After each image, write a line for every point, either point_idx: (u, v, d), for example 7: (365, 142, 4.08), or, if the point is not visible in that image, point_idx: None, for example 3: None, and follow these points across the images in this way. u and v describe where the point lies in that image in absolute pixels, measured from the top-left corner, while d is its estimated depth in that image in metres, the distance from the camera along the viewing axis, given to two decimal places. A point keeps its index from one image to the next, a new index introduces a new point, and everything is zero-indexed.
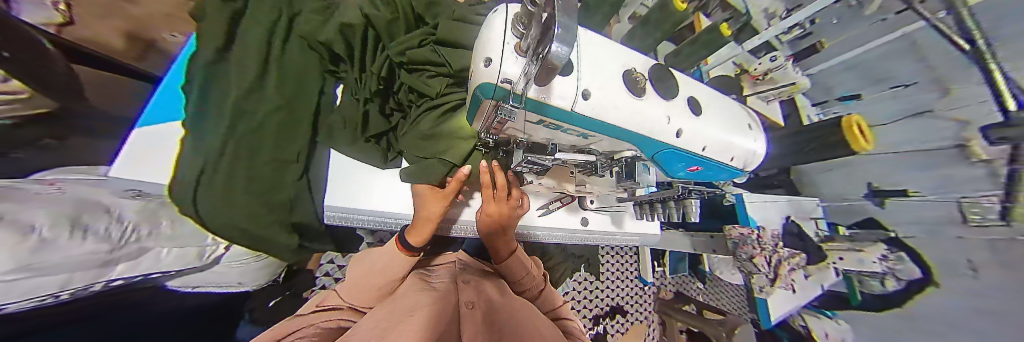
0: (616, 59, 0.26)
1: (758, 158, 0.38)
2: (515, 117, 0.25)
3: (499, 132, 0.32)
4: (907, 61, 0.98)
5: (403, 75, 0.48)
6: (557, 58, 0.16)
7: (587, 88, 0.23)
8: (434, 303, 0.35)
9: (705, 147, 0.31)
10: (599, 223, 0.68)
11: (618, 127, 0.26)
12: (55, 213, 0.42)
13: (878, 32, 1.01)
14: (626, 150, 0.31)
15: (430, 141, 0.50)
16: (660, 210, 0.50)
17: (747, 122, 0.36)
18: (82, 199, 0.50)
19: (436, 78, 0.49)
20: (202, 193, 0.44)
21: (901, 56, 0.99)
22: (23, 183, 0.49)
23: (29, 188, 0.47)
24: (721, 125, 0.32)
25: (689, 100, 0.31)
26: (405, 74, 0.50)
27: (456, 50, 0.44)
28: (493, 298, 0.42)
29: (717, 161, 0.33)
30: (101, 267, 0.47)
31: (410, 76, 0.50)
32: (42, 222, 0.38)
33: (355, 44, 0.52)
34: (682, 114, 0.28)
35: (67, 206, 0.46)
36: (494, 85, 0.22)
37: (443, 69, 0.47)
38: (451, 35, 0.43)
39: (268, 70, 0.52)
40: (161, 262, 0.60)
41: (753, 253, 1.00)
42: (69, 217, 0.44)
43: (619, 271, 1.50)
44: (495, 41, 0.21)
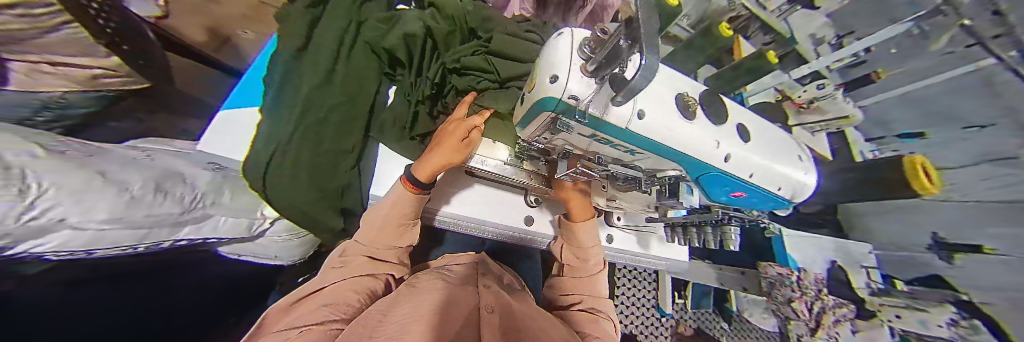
0: (670, 84, 0.27)
1: (807, 191, 0.36)
2: (569, 128, 0.27)
3: (547, 141, 0.33)
4: (978, 100, 0.76)
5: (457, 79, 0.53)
6: (633, 85, 0.17)
7: (643, 109, 0.24)
8: (448, 306, 0.36)
9: (754, 173, 0.30)
10: (626, 242, 0.67)
11: (668, 148, 0.26)
12: (146, 176, 0.53)
13: (946, 65, 0.77)
14: (669, 169, 0.31)
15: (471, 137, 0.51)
16: (695, 234, 0.49)
17: (798, 153, 0.35)
18: (167, 168, 0.59)
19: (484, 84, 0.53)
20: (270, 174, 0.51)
21: (972, 94, 0.77)
22: (122, 149, 0.59)
23: (126, 154, 0.56)
24: (770, 154, 0.31)
25: (739, 126, 0.30)
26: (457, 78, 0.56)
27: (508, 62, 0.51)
28: (507, 300, 0.43)
29: (764, 189, 0.33)
30: (172, 227, 0.56)
31: (462, 81, 0.54)
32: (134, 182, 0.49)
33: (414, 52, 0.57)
34: (734, 140, 0.28)
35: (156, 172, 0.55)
36: (558, 99, 0.23)
37: (492, 76, 0.52)
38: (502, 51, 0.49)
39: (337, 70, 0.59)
40: (219, 230, 0.67)
41: (792, 296, 0.90)
42: (155, 181, 0.54)
43: (635, 296, 1.40)
44: (562, 59, 0.23)
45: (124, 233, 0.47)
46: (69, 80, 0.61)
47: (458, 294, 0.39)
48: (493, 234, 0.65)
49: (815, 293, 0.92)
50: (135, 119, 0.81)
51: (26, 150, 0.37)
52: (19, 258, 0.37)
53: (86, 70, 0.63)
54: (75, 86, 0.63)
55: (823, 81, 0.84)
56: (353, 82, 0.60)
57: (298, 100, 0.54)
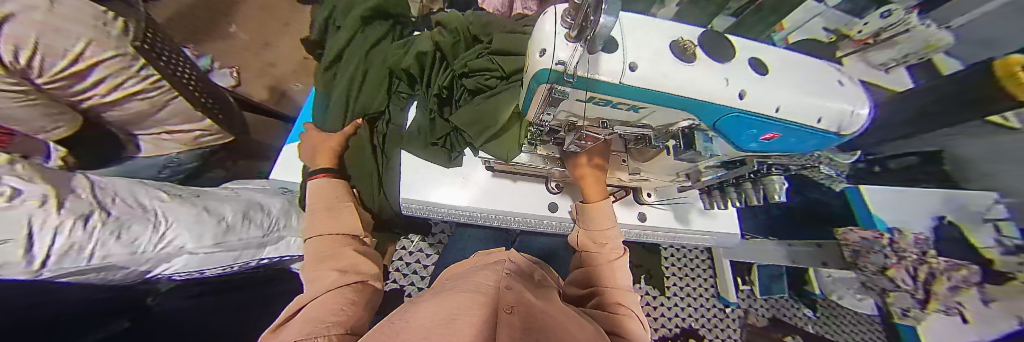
0: (662, 33, 0.27)
1: (861, 120, 0.31)
2: (567, 96, 0.29)
3: (552, 116, 0.35)
4: None
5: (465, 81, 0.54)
6: (601, 32, 0.18)
7: (634, 61, 0.25)
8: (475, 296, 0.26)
9: (779, 107, 0.27)
10: (662, 219, 0.62)
11: (670, 94, 0.26)
12: (239, 208, 0.68)
13: None
14: (681, 120, 0.30)
15: (476, 127, 0.51)
16: (734, 196, 0.45)
17: (836, 79, 0.31)
18: (249, 200, 0.74)
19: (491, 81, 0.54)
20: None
21: None
22: (218, 189, 0.75)
23: (220, 192, 0.73)
24: (797, 84, 0.28)
25: (751, 61, 0.28)
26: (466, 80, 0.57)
27: (510, 57, 0.51)
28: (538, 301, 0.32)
29: (799, 123, 0.29)
30: (258, 248, 0.71)
31: (470, 82, 0.55)
32: (226, 214, 0.63)
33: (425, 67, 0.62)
34: (742, 75, 0.27)
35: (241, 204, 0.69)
36: (548, 69, 0.26)
37: (497, 73, 0.53)
38: (507, 47, 0.52)
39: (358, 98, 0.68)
40: (290, 249, 0.82)
41: (883, 262, 0.78)
42: (245, 212, 0.68)
43: (689, 286, 1.27)
44: (548, 33, 0.25)
45: (224, 253, 0.62)
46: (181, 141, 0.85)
47: (468, 280, 0.34)
48: (518, 224, 0.65)
49: (917, 256, 0.77)
50: (226, 167, 1.01)
51: (160, 198, 0.54)
52: (155, 276, 0.54)
53: (188, 132, 0.84)
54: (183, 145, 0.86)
55: (892, 6, 0.73)
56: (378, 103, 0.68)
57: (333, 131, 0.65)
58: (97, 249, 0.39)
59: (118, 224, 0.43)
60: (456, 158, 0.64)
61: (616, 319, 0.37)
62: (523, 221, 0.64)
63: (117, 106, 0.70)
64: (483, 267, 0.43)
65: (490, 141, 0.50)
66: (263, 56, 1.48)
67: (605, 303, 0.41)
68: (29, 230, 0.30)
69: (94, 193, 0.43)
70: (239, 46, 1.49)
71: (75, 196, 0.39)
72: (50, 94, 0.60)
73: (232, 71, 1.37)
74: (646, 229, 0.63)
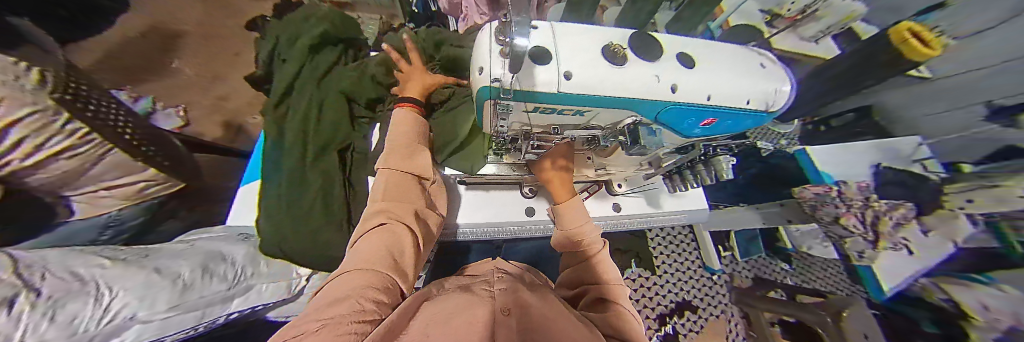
0: (593, 39, 0.28)
1: (785, 97, 0.34)
2: (513, 108, 0.29)
3: (506, 129, 0.35)
4: None
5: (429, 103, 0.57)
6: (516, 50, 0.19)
7: (568, 70, 0.25)
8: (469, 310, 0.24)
9: (710, 95, 0.29)
10: (637, 206, 0.65)
11: (608, 97, 0.27)
12: (195, 263, 0.62)
13: None
14: (626, 118, 0.32)
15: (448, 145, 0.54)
16: (692, 178, 0.46)
17: (758, 63, 0.34)
18: (208, 252, 0.68)
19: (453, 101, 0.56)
20: (269, 229, 0.59)
21: None
22: (171, 244, 0.69)
23: (173, 247, 0.67)
24: (723, 72, 0.30)
25: (679, 56, 0.30)
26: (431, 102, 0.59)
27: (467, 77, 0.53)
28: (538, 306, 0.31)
29: (731, 107, 0.31)
30: (222, 301, 0.64)
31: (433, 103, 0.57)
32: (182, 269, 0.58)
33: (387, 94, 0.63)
34: (672, 70, 0.28)
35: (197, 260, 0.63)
36: (488, 87, 0.26)
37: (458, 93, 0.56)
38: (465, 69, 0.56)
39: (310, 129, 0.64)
40: (262, 296, 0.74)
41: (837, 213, 0.86)
42: (201, 266, 0.62)
43: (678, 261, 1.33)
44: (483, 52, 0.26)
45: (185, 316, 0.56)
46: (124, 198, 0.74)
47: (463, 289, 0.34)
48: (498, 234, 0.64)
49: (862, 203, 0.87)
50: (181, 217, 0.91)
51: (99, 264, 0.48)
52: None
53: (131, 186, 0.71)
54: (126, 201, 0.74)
55: None
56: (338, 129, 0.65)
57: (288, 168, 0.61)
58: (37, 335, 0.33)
59: (56, 301, 0.36)
60: None
61: (616, 323, 0.35)
62: (503, 231, 0.63)
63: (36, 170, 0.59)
64: (474, 279, 0.42)
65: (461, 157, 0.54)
66: (212, 91, 1.36)
67: (600, 299, 0.41)
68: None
69: (18, 271, 0.36)
70: (182, 82, 1.37)
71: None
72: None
73: (176, 111, 1.26)
74: (622, 218, 0.64)
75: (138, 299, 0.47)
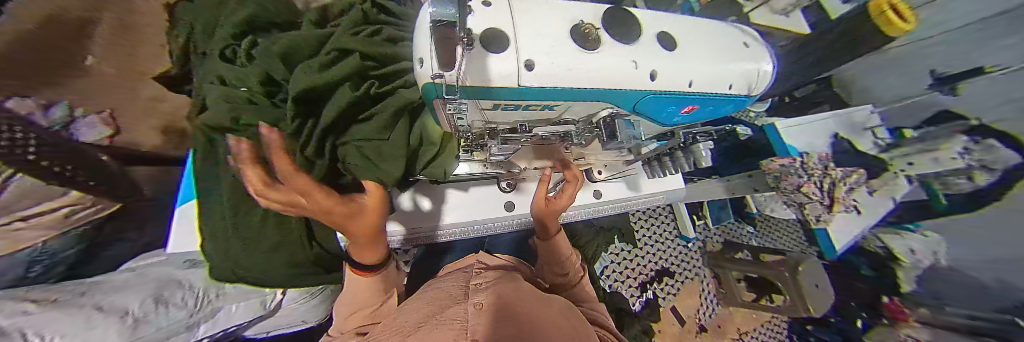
0: (558, 18, 0.24)
1: (767, 78, 0.32)
2: (467, 108, 0.25)
3: (466, 127, 0.31)
4: None
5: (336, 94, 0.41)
6: None
7: (530, 58, 0.21)
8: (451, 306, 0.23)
9: (691, 81, 0.26)
10: (616, 192, 0.64)
11: (578, 89, 0.23)
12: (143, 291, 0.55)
13: None
14: (602, 110, 0.28)
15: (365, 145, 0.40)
16: (670, 163, 0.46)
17: (741, 41, 0.31)
18: (162, 278, 0.61)
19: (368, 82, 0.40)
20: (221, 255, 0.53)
21: None
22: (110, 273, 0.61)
23: (112, 276, 0.59)
24: (704, 54, 0.27)
25: (659, 36, 0.26)
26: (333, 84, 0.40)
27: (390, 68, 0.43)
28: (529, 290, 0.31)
29: (711, 94, 0.29)
30: (187, 330, 0.59)
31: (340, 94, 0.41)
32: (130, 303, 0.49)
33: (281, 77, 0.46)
34: (650, 53, 0.24)
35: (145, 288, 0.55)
36: (431, 83, 0.21)
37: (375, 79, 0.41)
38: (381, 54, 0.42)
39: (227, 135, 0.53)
40: (234, 317, 0.70)
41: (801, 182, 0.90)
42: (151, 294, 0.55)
43: (658, 233, 1.40)
44: (422, 39, 0.21)
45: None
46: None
47: (436, 290, 0.33)
48: (480, 232, 0.62)
49: (821, 170, 0.94)
50: None
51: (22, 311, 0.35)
52: None
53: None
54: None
55: None
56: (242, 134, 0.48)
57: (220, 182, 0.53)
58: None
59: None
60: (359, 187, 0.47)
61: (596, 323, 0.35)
62: (485, 228, 0.61)
63: None
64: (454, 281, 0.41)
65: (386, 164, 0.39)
66: None
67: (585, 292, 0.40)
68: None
69: None
70: None
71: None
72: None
73: None
74: (604, 204, 0.64)
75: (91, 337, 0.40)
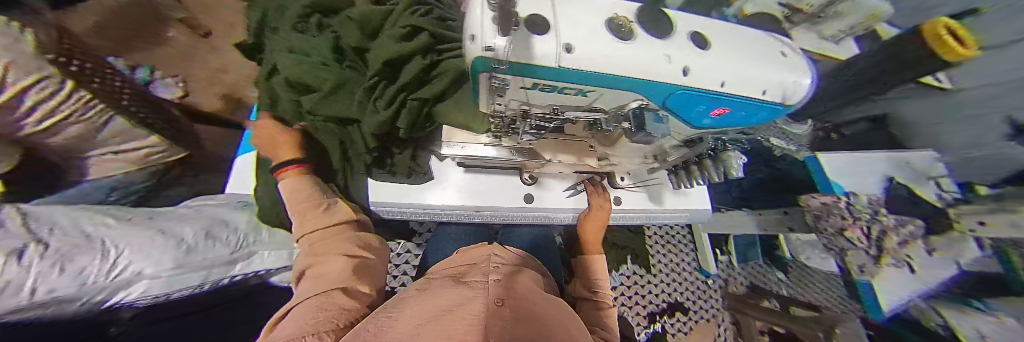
0: (596, 10, 0.26)
1: (805, 89, 0.32)
2: (508, 84, 0.28)
3: (502, 106, 0.34)
4: None
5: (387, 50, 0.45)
6: None
7: (570, 42, 0.24)
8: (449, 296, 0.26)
9: (723, 81, 0.27)
10: (637, 201, 0.63)
11: (610, 75, 0.25)
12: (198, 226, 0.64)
13: None
14: (631, 101, 0.30)
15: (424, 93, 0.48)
16: (697, 173, 0.46)
17: (777, 49, 0.31)
18: (212, 217, 0.69)
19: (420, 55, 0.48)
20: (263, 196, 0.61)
21: None
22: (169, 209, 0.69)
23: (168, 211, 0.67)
24: (737, 57, 0.28)
25: (692, 35, 0.28)
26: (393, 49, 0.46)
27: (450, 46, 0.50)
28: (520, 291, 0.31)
29: (744, 96, 0.29)
30: (225, 265, 0.65)
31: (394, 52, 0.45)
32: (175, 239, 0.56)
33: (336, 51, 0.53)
34: (682, 50, 0.26)
35: (194, 226, 0.63)
36: (481, 57, 0.24)
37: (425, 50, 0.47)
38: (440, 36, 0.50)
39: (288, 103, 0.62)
40: (266, 262, 0.76)
41: (841, 224, 0.85)
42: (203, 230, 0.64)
43: (675, 262, 1.31)
44: (476, 17, 0.24)
45: (191, 275, 0.56)
46: (130, 162, 0.73)
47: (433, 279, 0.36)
48: (498, 219, 0.64)
49: (871, 215, 0.85)
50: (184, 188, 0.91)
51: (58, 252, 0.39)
52: (115, 305, 0.48)
53: (135, 152, 0.72)
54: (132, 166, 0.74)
55: None
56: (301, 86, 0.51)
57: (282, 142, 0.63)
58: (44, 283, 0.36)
59: (63, 254, 0.40)
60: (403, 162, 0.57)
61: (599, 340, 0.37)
62: (500, 216, 0.63)
63: (56, 133, 0.57)
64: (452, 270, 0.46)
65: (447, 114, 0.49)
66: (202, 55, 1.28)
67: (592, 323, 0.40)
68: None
69: None
70: None
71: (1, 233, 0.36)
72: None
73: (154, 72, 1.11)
74: (621, 212, 0.63)
75: (144, 257, 0.49)
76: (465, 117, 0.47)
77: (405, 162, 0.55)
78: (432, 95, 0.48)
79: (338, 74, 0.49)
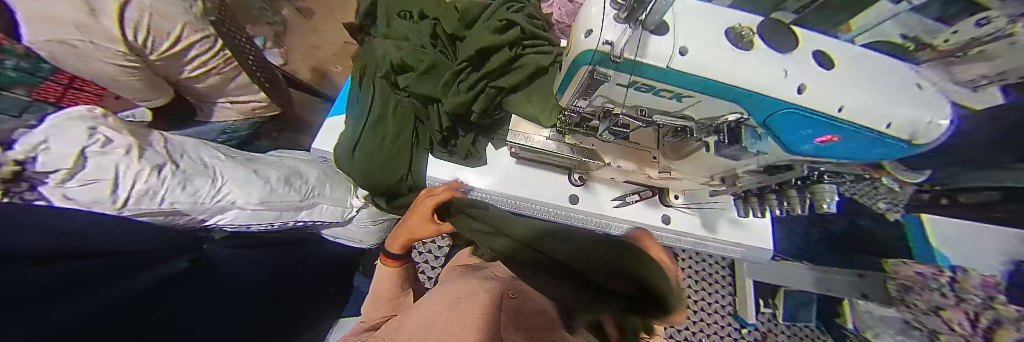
0: (717, 18, 0.27)
1: (940, 131, 0.28)
2: (608, 80, 0.29)
3: (589, 100, 0.36)
4: None
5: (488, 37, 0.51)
6: None
7: (685, 45, 0.25)
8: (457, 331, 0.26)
9: (844, 106, 0.25)
10: (688, 224, 0.59)
11: (718, 83, 0.25)
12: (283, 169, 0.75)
13: None
14: (729, 113, 0.30)
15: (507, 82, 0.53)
16: (775, 202, 0.44)
17: (911, 82, 0.29)
18: (292, 168, 0.77)
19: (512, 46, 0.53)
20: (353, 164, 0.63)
21: None
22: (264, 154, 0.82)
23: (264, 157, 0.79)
24: (862, 83, 0.27)
25: (814, 55, 0.27)
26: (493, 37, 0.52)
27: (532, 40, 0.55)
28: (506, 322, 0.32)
29: (864, 128, 0.27)
30: (294, 210, 0.75)
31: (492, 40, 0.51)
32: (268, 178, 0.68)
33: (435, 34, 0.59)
34: (802, 67, 0.25)
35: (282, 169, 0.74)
36: (595, 49, 0.27)
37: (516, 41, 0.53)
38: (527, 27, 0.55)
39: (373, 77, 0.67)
40: (323, 215, 0.83)
41: (937, 301, 0.71)
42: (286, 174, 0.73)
43: (707, 301, 1.19)
44: (597, 16, 0.27)
45: (268, 213, 0.68)
46: (241, 112, 0.88)
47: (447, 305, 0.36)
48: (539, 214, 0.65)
49: None
50: None
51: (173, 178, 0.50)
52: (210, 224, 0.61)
53: (245, 104, 0.86)
54: (242, 116, 0.89)
55: None
56: (401, 67, 0.57)
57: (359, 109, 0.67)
58: (164, 196, 0.48)
59: (184, 175, 0.52)
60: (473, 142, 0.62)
61: None
62: (543, 212, 0.64)
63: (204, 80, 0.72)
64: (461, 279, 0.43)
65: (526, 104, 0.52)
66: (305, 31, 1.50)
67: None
68: (115, 173, 0.41)
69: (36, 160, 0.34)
70: None
71: (151, 149, 0.49)
72: (155, 69, 0.67)
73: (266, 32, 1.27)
74: (670, 232, 0.60)
75: (238, 189, 0.61)
76: (535, 109, 0.50)
77: (467, 144, 0.62)
78: (514, 84, 0.52)
79: (434, 57, 0.55)
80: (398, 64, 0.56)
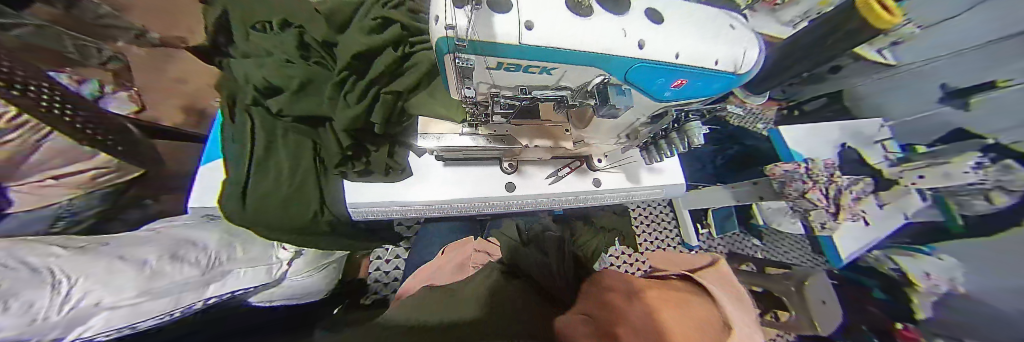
0: None
1: (753, 58, 0.34)
2: (473, 65, 0.28)
3: (474, 92, 0.34)
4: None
5: (366, 41, 0.46)
6: None
7: (529, 20, 0.24)
8: None
9: (678, 52, 0.29)
10: (615, 182, 0.66)
11: (573, 51, 0.26)
12: None
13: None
14: (595, 77, 0.31)
15: (404, 78, 0.49)
16: (666, 147, 0.50)
17: (726, 22, 0.33)
18: (177, 239, 0.55)
19: (403, 48, 0.50)
20: (251, 213, 0.49)
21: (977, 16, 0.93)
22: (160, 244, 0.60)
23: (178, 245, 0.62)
24: (689, 29, 0.30)
25: (646, 11, 0.29)
26: (386, 49, 0.48)
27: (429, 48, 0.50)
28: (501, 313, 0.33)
29: (700, 69, 0.31)
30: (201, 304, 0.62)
31: (387, 52, 0.47)
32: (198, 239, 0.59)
33: (312, 54, 0.52)
34: (636, 24, 0.27)
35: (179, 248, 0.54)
36: (444, 38, 0.24)
37: (407, 43, 0.50)
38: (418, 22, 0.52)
39: (240, 109, 0.53)
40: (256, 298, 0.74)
41: (804, 188, 0.90)
42: None
43: (658, 239, 1.38)
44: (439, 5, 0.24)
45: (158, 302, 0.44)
46: (74, 187, 0.59)
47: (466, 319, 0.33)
48: (498, 209, 0.65)
49: (827, 178, 0.94)
50: None
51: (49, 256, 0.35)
52: None
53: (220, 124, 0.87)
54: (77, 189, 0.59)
55: None
56: (268, 90, 0.47)
57: (234, 149, 0.51)
58: None
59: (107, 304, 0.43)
60: (393, 170, 0.57)
61: None
62: (481, 207, 0.62)
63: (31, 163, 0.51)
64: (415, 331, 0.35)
65: (428, 105, 0.48)
66: None
67: None
68: None
69: None
70: None
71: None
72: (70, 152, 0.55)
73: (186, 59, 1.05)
74: (601, 193, 0.66)
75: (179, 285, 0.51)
76: (442, 107, 0.48)
77: (383, 158, 0.55)
78: (410, 86, 0.49)
79: (305, 72, 0.48)
80: (262, 88, 0.46)
